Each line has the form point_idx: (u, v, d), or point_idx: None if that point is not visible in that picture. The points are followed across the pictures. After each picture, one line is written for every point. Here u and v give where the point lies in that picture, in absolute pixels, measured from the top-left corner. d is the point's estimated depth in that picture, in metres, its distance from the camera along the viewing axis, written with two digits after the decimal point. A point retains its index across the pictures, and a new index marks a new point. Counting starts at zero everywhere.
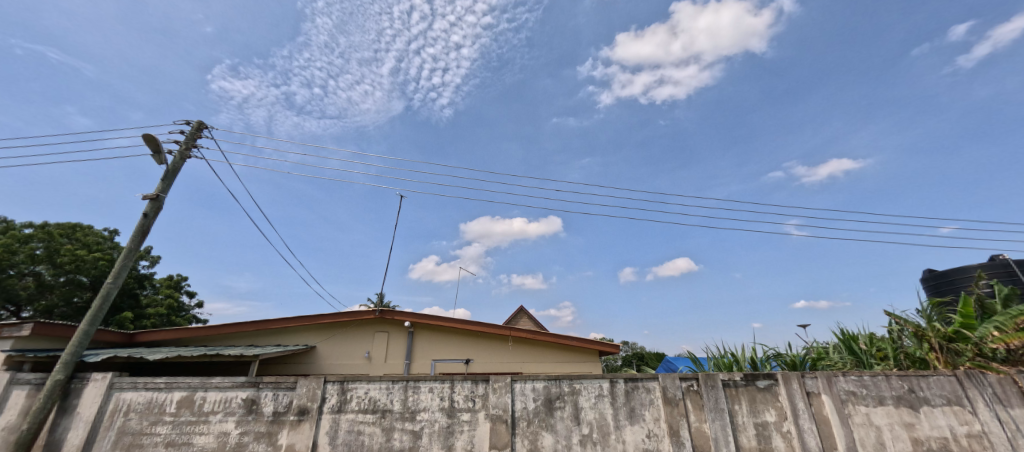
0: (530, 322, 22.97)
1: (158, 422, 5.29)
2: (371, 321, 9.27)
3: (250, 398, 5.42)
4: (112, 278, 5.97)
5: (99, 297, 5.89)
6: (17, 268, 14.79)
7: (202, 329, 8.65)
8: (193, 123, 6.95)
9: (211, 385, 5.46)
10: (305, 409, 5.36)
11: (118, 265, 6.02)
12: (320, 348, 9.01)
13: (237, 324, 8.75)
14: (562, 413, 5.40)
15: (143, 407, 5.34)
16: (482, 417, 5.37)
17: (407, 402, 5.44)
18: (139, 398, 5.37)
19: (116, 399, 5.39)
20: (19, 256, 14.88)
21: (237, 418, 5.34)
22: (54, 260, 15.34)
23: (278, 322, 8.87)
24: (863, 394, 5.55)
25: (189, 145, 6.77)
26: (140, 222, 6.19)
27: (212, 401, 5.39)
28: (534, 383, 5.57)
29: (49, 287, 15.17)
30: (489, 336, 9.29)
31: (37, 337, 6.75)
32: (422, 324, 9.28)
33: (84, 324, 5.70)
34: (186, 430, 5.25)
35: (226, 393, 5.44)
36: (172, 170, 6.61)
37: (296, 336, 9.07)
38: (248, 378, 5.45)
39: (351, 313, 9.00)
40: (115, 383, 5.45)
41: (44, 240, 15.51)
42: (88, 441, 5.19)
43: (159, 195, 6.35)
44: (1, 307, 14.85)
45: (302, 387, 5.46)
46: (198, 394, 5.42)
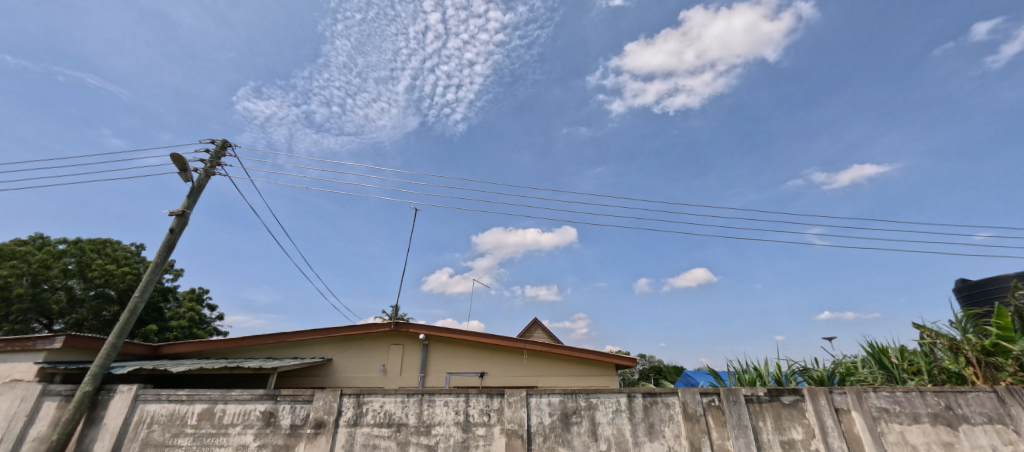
0: (544, 335, 22.79)
1: (180, 434, 5.37)
2: (386, 333, 9.32)
3: (269, 410, 5.48)
4: (139, 293, 6.15)
5: (127, 310, 6.07)
6: (51, 283, 15.37)
7: (222, 342, 8.80)
8: (217, 142, 7.19)
9: (231, 397, 5.55)
10: (321, 422, 5.38)
11: (145, 279, 6.22)
12: (337, 360, 9.10)
13: (255, 337, 8.91)
14: (579, 428, 5.30)
15: (166, 419, 5.44)
16: (498, 432, 5.31)
17: (423, 416, 5.42)
18: (162, 410, 5.48)
19: (140, 410, 5.51)
20: (53, 271, 15.50)
21: (256, 430, 5.39)
22: (85, 274, 15.94)
23: (295, 335, 8.98)
24: (896, 411, 5.31)
25: (213, 163, 7.01)
26: (167, 237, 6.39)
27: (232, 413, 5.47)
28: (550, 397, 5.48)
29: (79, 301, 15.70)
30: (505, 349, 9.23)
31: (67, 350, 6.95)
32: (436, 336, 9.30)
33: (112, 337, 5.86)
34: (205, 442, 5.33)
35: (245, 405, 5.51)
36: (198, 186, 6.84)
37: (312, 349, 9.17)
38: (267, 390, 5.52)
39: (366, 325, 9.05)
40: (140, 394, 5.58)
41: (76, 255, 16.12)
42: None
43: (185, 211, 6.57)
44: (36, 321, 15.38)
45: (319, 400, 5.49)
46: (218, 406, 5.51)
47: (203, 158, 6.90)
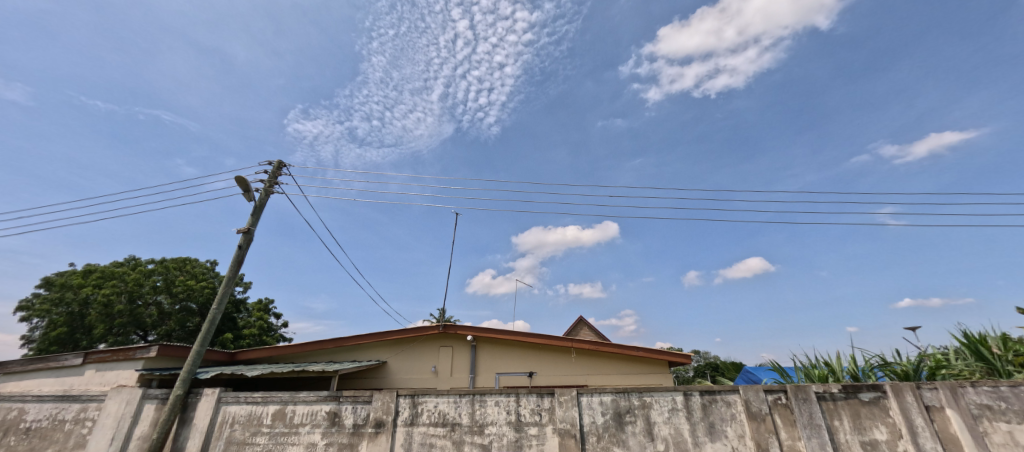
0: (591, 333, 22.55)
1: (257, 432, 5.87)
2: (436, 335, 9.64)
3: (333, 411, 5.86)
4: (216, 305, 6.79)
5: (207, 321, 6.72)
6: (144, 298, 17.15)
7: (289, 347, 9.48)
8: (274, 163, 7.78)
9: (299, 399, 5.99)
10: (380, 421, 5.69)
11: (220, 292, 6.84)
12: (391, 362, 9.53)
13: (317, 342, 9.52)
14: (634, 428, 5.26)
15: (245, 419, 5.96)
16: (550, 431, 5.37)
17: (475, 416, 5.59)
18: (241, 411, 6.02)
19: (223, 411, 6.07)
20: (145, 287, 17.30)
21: (323, 429, 5.78)
22: (171, 290, 17.67)
23: (352, 339, 9.50)
24: (1000, 409, 4.83)
25: (272, 183, 7.60)
26: (236, 253, 7.01)
27: (300, 413, 5.90)
28: (601, 396, 5.48)
29: (168, 314, 17.40)
30: (552, 348, 9.27)
31: (161, 358, 7.78)
32: (484, 337, 9.50)
33: (197, 345, 6.51)
34: (279, 440, 5.79)
35: (312, 406, 5.93)
36: (260, 205, 7.44)
37: (368, 353, 9.65)
38: (330, 392, 5.91)
39: (416, 328, 9.41)
40: (222, 397, 6.15)
41: (163, 273, 17.91)
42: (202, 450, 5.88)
43: (250, 229, 7.16)
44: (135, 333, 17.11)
45: (377, 401, 5.81)
46: (288, 407, 5.96)
47: (263, 178, 7.50)
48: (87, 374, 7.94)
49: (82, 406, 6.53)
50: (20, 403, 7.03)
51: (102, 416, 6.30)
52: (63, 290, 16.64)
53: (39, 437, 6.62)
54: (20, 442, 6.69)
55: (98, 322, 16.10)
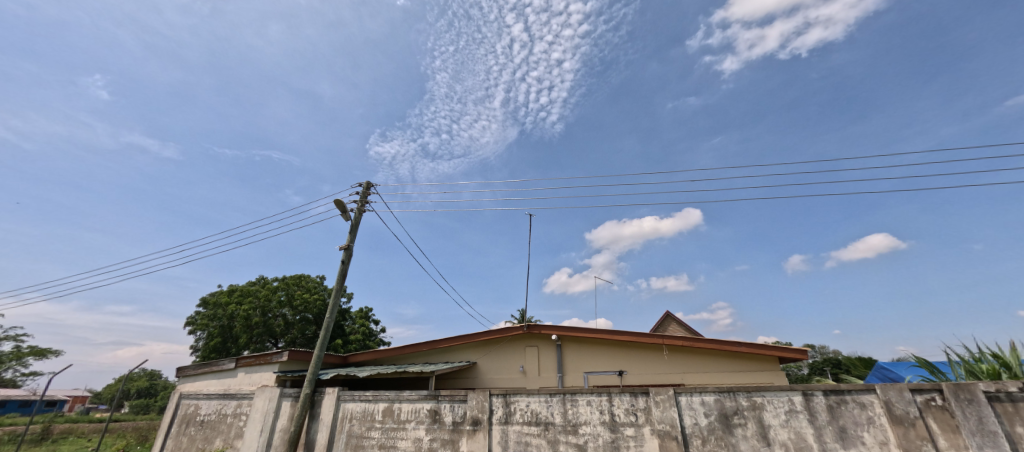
0: (682, 328, 21.37)
1: (371, 427, 6.50)
2: (521, 336, 9.85)
3: (433, 409, 6.28)
4: (330, 314, 7.68)
5: (324, 329, 7.63)
6: (273, 311, 19.80)
7: (390, 350, 10.33)
8: (363, 184, 8.56)
9: (403, 397, 6.51)
10: (477, 419, 5.97)
11: (331, 303, 7.71)
12: (481, 363, 9.93)
13: (414, 345, 10.25)
14: (744, 431, 4.91)
15: (361, 416, 6.64)
16: (648, 433, 5.22)
17: (568, 415, 5.62)
18: (357, 408, 6.72)
19: (342, 408, 6.83)
20: (273, 301, 19.96)
21: (426, 426, 6.23)
22: (292, 303, 20.21)
23: (444, 341, 10.07)
24: None
25: (364, 202, 8.38)
26: (341, 268, 7.84)
27: (406, 411, 6.42)
28: (702, 396, 5.20)
29: (291, 324, 19.91)
30: (641, 345, 8.98)
31: (292, 361, 8.98)
32: (569, 336, 9.48)
33: (317, 350, 7.41)
34: (390, 435, 6.34)
35: (415, 404, 6.42)
36: (356, 224, 8.24)
37: (459, 354, 10.16)
38: (429, 391, 6.34)
39: (502, 329, 9.70)
40: (340, 395, 6.92)
41: (285, 289, 20.59)
42: (329, 442, 6.66)
43: (350, 246, 7.96)
44: (270, 341, 19.75)
45: (472, 400, 6.10)
46: (395, 405, 6.52)
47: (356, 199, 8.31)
48: (239, 376, 9.42)
49: (238, 402, 7.79)
50: (193, 400, 8.63)
51: (253, 411, 7.45)
52: (215, 308, 19.89)
53: (209, 428, 8.02)
54: (196, 432, 8.17)
55: (241, 332, 18.96)
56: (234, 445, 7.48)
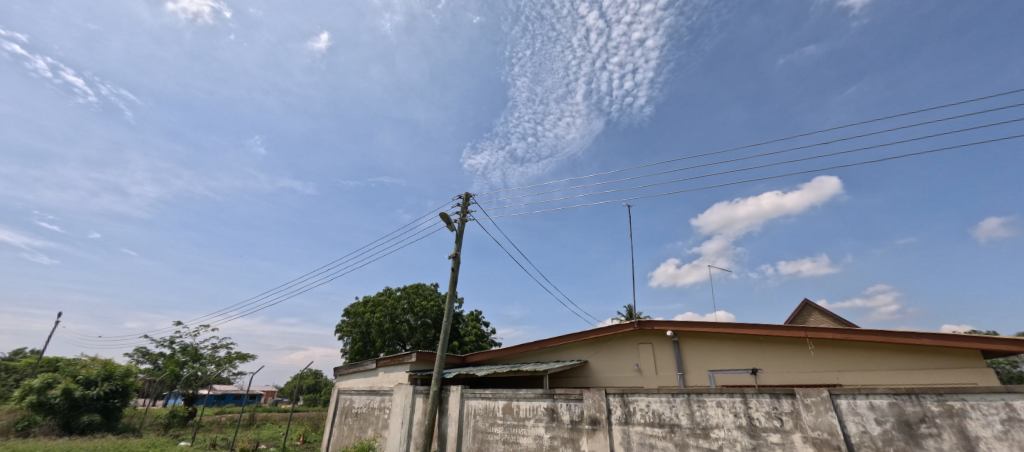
0: (826, 318, 18.43)
1: (494, 423, 6.76)
2: (632, 333, 9.40)
3: (550, 407, 6.29)
4: (447, 318, 8.21)
5: (443, 332, 8.19)
6: (399, 317, 21.99)
7: (503, 350, 10.68)
8: (463, 197, 9.57)
9: (521, 396, 6.64)
10: (596, 419, 5.82)
11: (446, 309, 8.24)
12: (593, 361, 9.72)
13: (525, 345, 10.44)
14: (937, 443, 3.99)
15: (484, 412, 6.95)
16: (800, 440, 4.55)
17: (696, 417, 5.17)
18: (479, 404, 7.05)
19: (466, 404, 7.24)
20: (398, 309, 22.17)
21: (545, 424, 6.26)
22: (414, 309, 22.23)
23: (553, 341, 10.07)
24: None
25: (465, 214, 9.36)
26: (452, 274, 8.64)
27: (524, 408, 6.54)
28: (872, 399, 4.35)
29: (415, 328, 21.91)
30: (779, 341, 7.93)
31: (421, 361, 9.84)
32: (686, 332, 8.78)
33: (439, 351, 7.99)
34: (512, 431, 6.51)
35: (532, 402, 6.50)
36: (460, 234, 9.21)
37: (570, 353, 10.08)
38: (545, 389, 6.36)
39: (612, 327, 9.35)
40: (463, 393, 7.34)
41: (407, 297, 22.77)
42: (458, 435, 7.11)
43: (457, 254, 8.82)
44: (399, 345, 21.90)
45: (589, 399, 5.96)
46: (514, 402, 6.69)
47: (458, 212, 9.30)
48: (380, 374, 10.58)
49: (382, 397, 9.23)
50: (349, 395, 10.40)
51: (393, 405, 8.56)
52: (355, 316, 22.89)
53: (362, 419, 9.61)
54: (353, 422, 9.76)
55: (376, 337, 21.46)
56: (382, 435, 8.75)
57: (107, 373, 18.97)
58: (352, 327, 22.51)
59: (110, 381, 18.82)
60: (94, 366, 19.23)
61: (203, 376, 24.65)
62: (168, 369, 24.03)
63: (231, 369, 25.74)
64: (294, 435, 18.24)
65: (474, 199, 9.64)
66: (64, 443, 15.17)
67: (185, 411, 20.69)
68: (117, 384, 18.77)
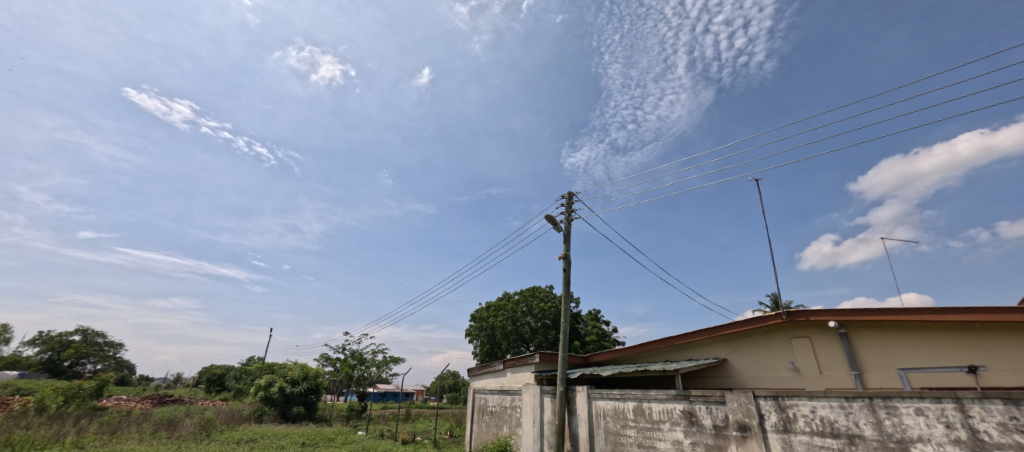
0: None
1: (626, 425, 7.16)
2: (780, 325, 7.97)
3: (687, 410, 6.45)
4: (564, 319, 7.98)
5: (562, 333, 7.96)
6: (519, 320, 22.59)
7: (626, 349, 10.02)
8: (565, 197, 9.78)
9: (652, 397, 6.94)
10: (745, 425, 5.77)
11: (562, 309, 8.01)
12: (733, 360, 8.49)
13: (649, 343, 9.63)
14: None
15: (613, 413, 7.42)
16: None
17: (881, 427, 4.77)
18: (609, 405, 7.53)
19: (595, 405, 7.77)
20: (518, 312, 22.77)
21: (684, 428, 6.44)
22: (533, 311, 22.58)
23: (682, 338, 9.08)
24: None
25: (570, 214, 9.59)
26: (564, 275, 8.69)
27: (657, 411, 6.84)
28: None
29: (536, 330, 22.27)
30: (1008, 329, 5.97)
31: (546, 362, 9.88)
32: (854, 322, 7.14)
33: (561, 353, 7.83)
34: (647, 434, 6.86)
35: (666, 405, 6.75)
36: (567, 234, 9.39)
37: (703, 350, 8.99)
38: (680, 392, 6.53)
39: (753, 320, 8.01)
40: (591, 393, 7.88)
41: (524, 300, 23.27)
42: (591, 434, 7.64)
43: (567, 255, 8.99)
44: (523, 347, 22.49)
45: (734, 402, 5.95)
46: (645, 404, 7.02)
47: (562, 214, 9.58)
48: (508, 375, 10.83)
49: (513, 396, 10.02)
50: (483, 394, 11.41)
51: (524, 404, 9.27)
52: (480, 321, 24.24)
53: (498, 416, 10.44)
54: (490, 419, 10.71)
55: (501, 339, 22.39)
56: (516, 432, 9.52)
57: (304, 374, 22.91)
58: (479, 331, 23.92)
59: (308, 380, 22.75)
60: (297, 368, 23.60)
61: (369, 376, 28.63)
62: (345, 371, 28.34)
63: (388, 370, 29.34)
64: (442, 429, 19.95)
65: (576, 198, 9.80)
66: (283, 428, 18.83)
67: (358, 405, 24.27)
68: (313, 383, 22.64)
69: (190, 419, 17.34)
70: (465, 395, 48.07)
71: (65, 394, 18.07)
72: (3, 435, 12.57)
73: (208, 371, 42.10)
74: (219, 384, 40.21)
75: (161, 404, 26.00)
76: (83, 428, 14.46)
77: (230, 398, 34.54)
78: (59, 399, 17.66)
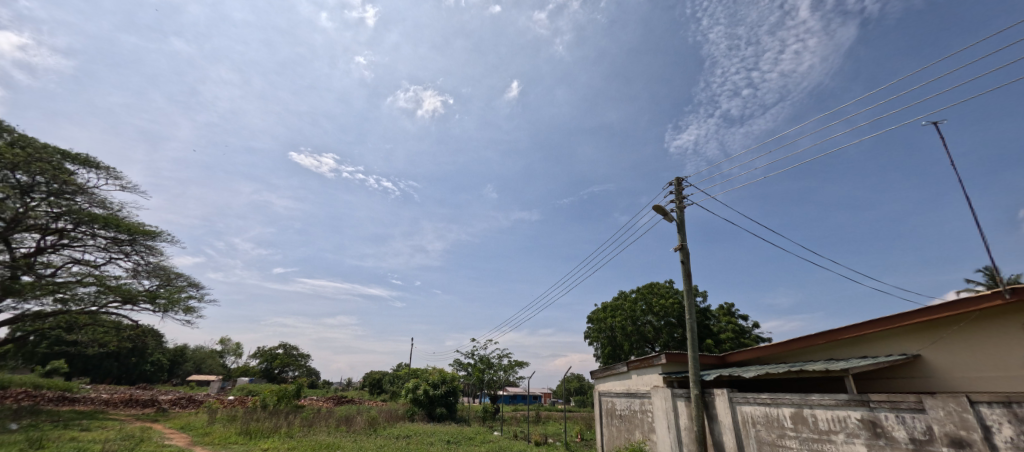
0: None
1: (785, 435, 6.01)
2: (1004, 308, 5.91)
3: (868, 419, 5.16)
4: (689, 315, 7.10)
5: (689, 330, 7.09)
6: (640, 319, 21.30)
7: (773, 347, 8.54)
8: (673, 183, 8.83)
9: (814, 402, 5.75)
10: (960, 440, 4.36)
11: (687, 304, 7.14)
12: (931, 356, 6.57)
13: (803, 339, 8.05)
14: None
15: (765, 420, 6.32)
16: None
17: None
18: (757, 411, 6.46)
19: (740, 411, 6.74)
20: (637, 311, 21.49)
21: (865, 441, 5.16)
22: (653, 309, 21.06)
23: (849, 331, 7.36)
24: None
25: (682, 200, 8.60)
26: (683, 268, 7.78)
27: (824, 419, 5.61)
28: None
29: (659, 329, 20.73)
30: None
31: (674, 363, 8.98)
32: None
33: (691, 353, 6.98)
34: (814, 446, 5.67)
35: (834, 412, 5.51)
36: (681, 223, 8.44)
37: (883, 345, 7.15)
38: (853, 396, 5.30)
39: (956, 303, 6.07)
40: (733, 397, 6.88)
41: (643, 297, 21.89)
42: (739, 445, 6.62)
43: (684, 245, 8.06)
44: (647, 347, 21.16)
45: (937, 409, 4.57)
46: (806, 411, 5.83)
47: (672, 201, 8.63)
48: (632, 377, 10.09)
49: (642, 400, 9.29)
50: (609, 397, 10.86)
51: (655, 408, 8.51)
52: (597, 322, 23.53)
53: (628, 421, 9.78)
54: (619, 424, 10.11)
55: (622, 340, 21.40)
56: (651, 438, 8.77)
57: (442, 377, 24.58)
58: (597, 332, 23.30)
59: (447, 383, 24.40)
60: (437, 372, 25.65)
61: (499, 379, 29.88)
62: (476, 375, 30.02)
63: (515, 373, 30.22)
64: (572, 432, 19.65)
65: (687, 182, 8.78)
66: (431, 427, 20.57)
67: (491, 407, 25.41)
68: (451, 386, 24.23)
69: (360, 416, 20.04)
70: (593, 398, 47.12)
71: (278, 393, 22.57)
72: (243, 426, 16.07)
73: (368, 377, 48.66)
74: (378, 387, 46.19)
75: (337, 404, 30.70)
76: (290, 421, 17.73)
77: (386, 399, 39.29)
78: (273, 398, 22.06)
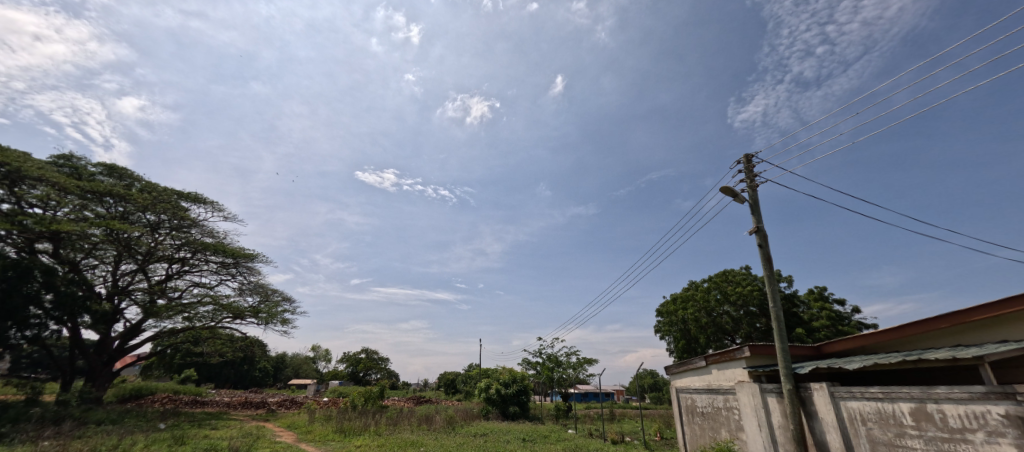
0: None
1: (904, 434, 5.21)
2: None
3: (1017, 415, 4.30)
4: (773, 303, 6.45)
5: (774, 320, 6.43)
6: (715, 310, 19.95)
7: (880, 334, 7.50)
8: (742, 161, 8.09)
9: (940, 396, 4.91)
10: None
11: (769, 290, 6.49)
12: None
13: (919, 323, 6.97)
14: None
15: (878, 417, 5.52)
16: None
17: None
18: (867, 408, 5.67)
19: (845, 407, 5.98)
20: (712, 301, 20.14)
21: (1013, 441, 4.30)
22: (730, 299, 19.60)
23: (981, 312, 6.22)
24: None
25: (753, 178, 7.85)
26: (761, 252, 7.08)
27: (955, 415, 4.77)
28: None
29: (739, 319, 19.25)
30: None
31: (760, 356, 8.24)
32: None
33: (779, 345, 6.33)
34: (944, 446, 4.86)
35: (969, 407, 4.67)
36: (754, 203, 7.72)
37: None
38: (992, 388, 4.45)
39: None
40: (834, 391, 6.13)
41: (717, 286, 20.48)
42: (848, 445, 5.87)
43: (759, 227, 7.37)
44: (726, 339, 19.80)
45: None
46: (931, 406, 5.00)
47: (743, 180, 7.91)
48: (713, 372, 9.41)
49: (726, 396, 8.61)
50: (688, 394, 10.23)
51: (742, 405, 7.83)
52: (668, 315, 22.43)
53: (711, 418, 9.12)
54: (701, 422, 9.47)
55: (698, 333, 20.19)
56: (740, 437, 8.09)
57: (514, 376, 24.73)
58: (669, 325, 22.24)
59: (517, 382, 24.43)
60: (506, 371, 25.88)
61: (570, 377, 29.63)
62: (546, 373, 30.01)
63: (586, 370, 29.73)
64: (651, 430, 18.89)
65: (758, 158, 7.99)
66: (506, 424, 20.85)
67: (564, 405, 25.17)
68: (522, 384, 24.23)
69: (440, 415, 20.87)
70: (670, 395, 45.11)
71: (365, 394, 24.19)
72: (339, 424, 17.43)
73: (443, 378, 50.58)
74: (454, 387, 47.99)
75: (418, 404, 32.24)
76: (377, 420, 18.92)
77: (462, 398, 40.52)
78: (361, 399, 23.65)
